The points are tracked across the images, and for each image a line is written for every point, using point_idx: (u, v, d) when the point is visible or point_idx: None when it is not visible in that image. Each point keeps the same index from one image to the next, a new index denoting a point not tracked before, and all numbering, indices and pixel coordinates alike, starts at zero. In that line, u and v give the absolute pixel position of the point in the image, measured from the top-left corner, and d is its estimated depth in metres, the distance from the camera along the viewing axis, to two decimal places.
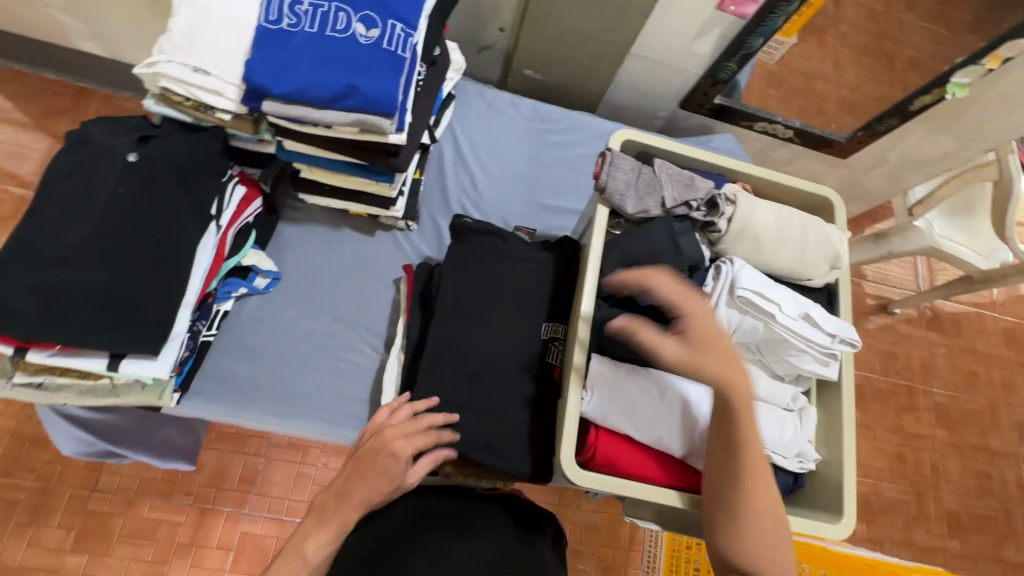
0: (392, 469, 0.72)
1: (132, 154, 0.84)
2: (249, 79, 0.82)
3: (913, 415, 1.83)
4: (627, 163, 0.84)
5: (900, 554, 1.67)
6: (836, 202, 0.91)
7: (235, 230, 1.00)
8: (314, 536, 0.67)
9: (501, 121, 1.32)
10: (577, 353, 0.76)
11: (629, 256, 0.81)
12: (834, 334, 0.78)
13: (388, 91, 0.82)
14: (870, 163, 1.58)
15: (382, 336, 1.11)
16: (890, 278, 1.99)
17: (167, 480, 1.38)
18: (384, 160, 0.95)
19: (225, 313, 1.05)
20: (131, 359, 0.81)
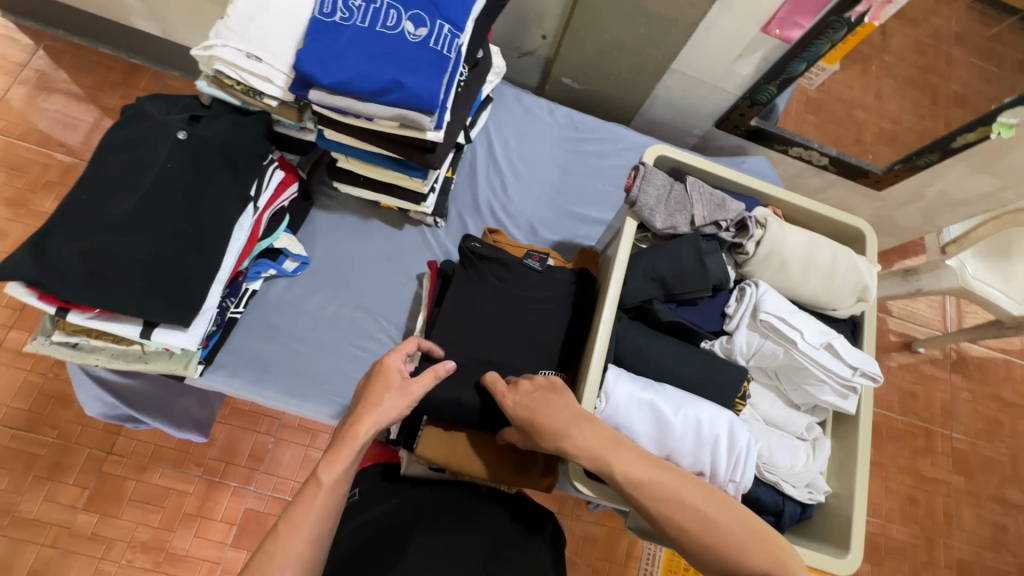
0: (394, 385, 0.76)
1: (182, 131, 0.87)
2: (299, 67, 0.84)
3: (929, 457, 1.78)
4: (659, 179, 0.85)
5: None
6: (869, 234, 0.90)
7: (271, 212, 1.03)
8: (327, 461, 0.68)
9: (536, 126, 1.33)
10: (594, 361, 0.77)
11: (655, 272, 0.82)
12: (855, 367, 0.77)
13: (432, 89, 0.84)
14: (905, 198, 1.56)
15: (401, 328, 1.12)
16: (916, 315, 1.95)
17: (180, 449, 1.42)
18: (420, 156, 0.97)
19: (254, 292, 1.08)
20: (163, 328, 0.84)
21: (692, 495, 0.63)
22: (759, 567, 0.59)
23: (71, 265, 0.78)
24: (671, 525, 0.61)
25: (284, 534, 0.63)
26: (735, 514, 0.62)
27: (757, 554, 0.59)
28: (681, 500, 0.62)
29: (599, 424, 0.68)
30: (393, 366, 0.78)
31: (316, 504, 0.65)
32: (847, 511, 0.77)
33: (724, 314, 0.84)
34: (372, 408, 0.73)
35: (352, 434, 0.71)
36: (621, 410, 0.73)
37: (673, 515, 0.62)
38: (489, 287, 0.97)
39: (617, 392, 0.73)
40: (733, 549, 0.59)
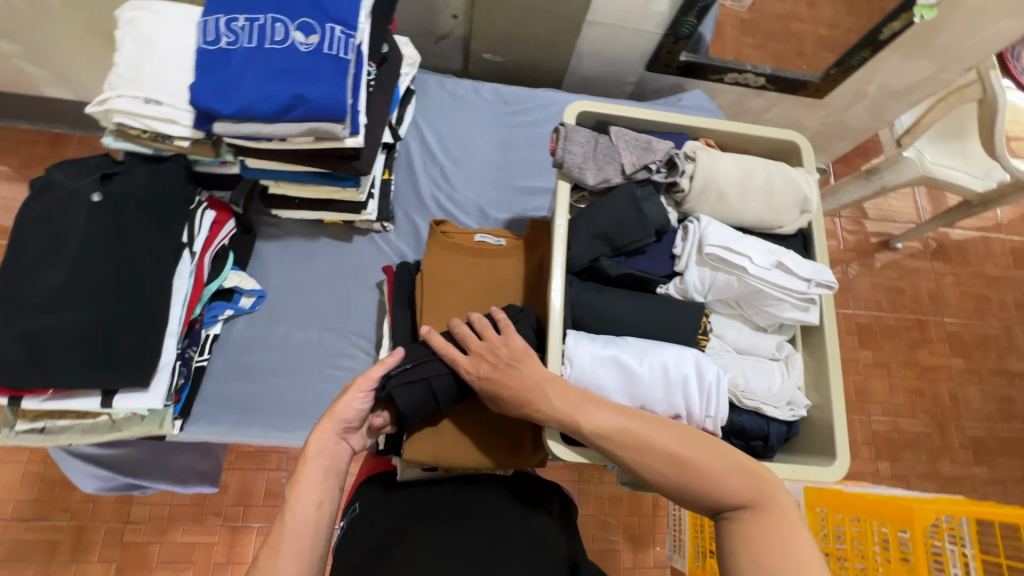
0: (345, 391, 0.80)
1: (96, 193, 0.85)
2: (196, 103, 0.82)
3: (926, 347, 1.82)
4: (582, 136, 0.83)
5: (927, 486, 1.68)
6: (804, 146, 0.90)
7: (211, 254, 1.00)
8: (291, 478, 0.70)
9: (466, 108, 1.31)
10: (552, 331, 0.76)
11: (597, 230, 0.81)
12: (809, 279, 0.78)
13: (336, 96, 0.82)
14: (850, 99, 1.55)
15: (373, 339, 1.12)
16: (889, 212, 1.96)
17: (196, 504, 1.42)
18: (346, 165, 0.95)
19: (216, 336, 1.06)
20: (123, 393, 0.83)
21: (672, 439, 0.63)
22: (736, 498, 0.59)
23: (13, 351, 0.77)
24: (649, 471, 0.62)
25: (266, 559, 0.63)
26: (711, 452, 0.62)
27: (731, 483, 0.60)
28: (654, 446, 0.63)
29: (563, 384, 0.68)
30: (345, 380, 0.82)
31: (289, 521, 0.66)
32: (828, 420, 0.78)
33: (673, 255, 0.83)
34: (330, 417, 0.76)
35: (312, 449, 0.73)
36: (585, 373, 0.73)
37: (646, 460, 0.63)
38: (440, 278, 0.96)
39: (579, 354, 0.73)
40: (710, 485, 0.60)
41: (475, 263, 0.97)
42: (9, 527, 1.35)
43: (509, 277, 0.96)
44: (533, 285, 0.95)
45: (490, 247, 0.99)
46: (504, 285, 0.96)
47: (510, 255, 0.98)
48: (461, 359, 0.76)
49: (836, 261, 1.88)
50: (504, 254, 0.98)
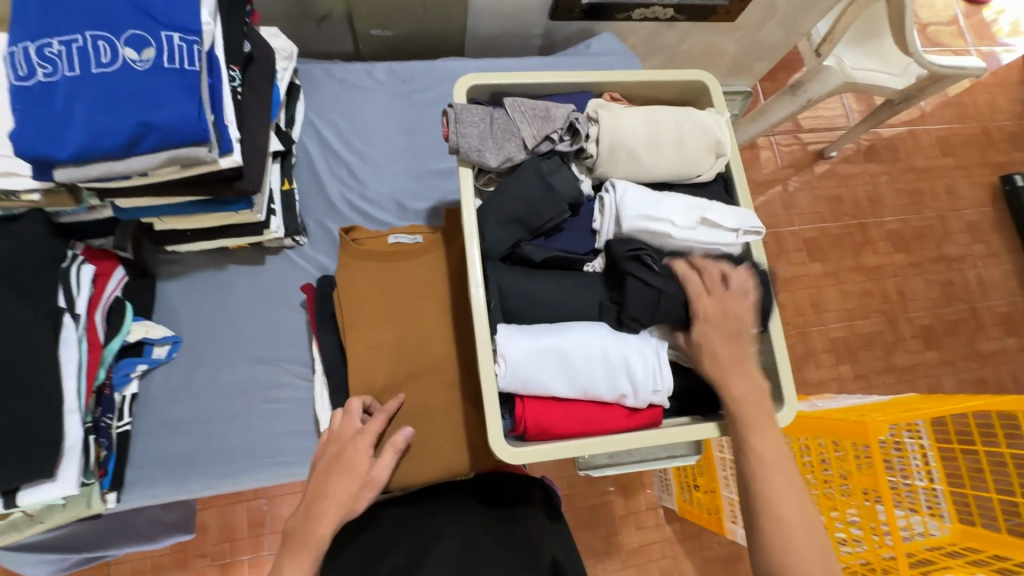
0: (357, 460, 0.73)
1: None
2: (23, 152, 0.70)
3: (869, 249, 1.86)
4: (474, 115, 0.76)
5: (885, 380, 1.76)
6: (711, 84, 0.85)
7: (102, 310, 0.91)
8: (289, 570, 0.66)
9: (362, 94, 1.20)
10: (479, 331, 0.71)
11: (509, 216, 0.75)
12: (736, 228, 0.75)
13: (189, 116, 0.72)
14: (761, 17, 1.50)
15: (309, 362, 1.05)
16: (820, 122, 1.95)
17: (178, 550, 1.38)
18: (228, 186, 0.86)
19: (135, 395, 0.98)
20: (27, 489, 0.75)
21: (798, 481, 0.67)
22: (789, 499, 0.66)
23: None
24: (745, 428, 0.68)
25: None
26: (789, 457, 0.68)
27: (792, 488, 0.67)
28: (758, 419, 0.68)
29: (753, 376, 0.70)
30: (343, 423, 0.78)
31: None
32: (772, 364, 0.77)
33: (593, 231, 0.78)
34: (337, 469, 0.72)
35: (313, 536, 0.67)
36: (523, 369, 0.69)
37: (748, 425, 0.68)
38: (361, 290, 0.89)
39: (511, 351, 0.69)
40: (778, 477, 0.67)
41: (392, 266, 0.91)
42: None
43: (432, 275, 0.90)
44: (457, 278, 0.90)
45: (405, 247, 0.92)
46: (427, 284, 0.90)
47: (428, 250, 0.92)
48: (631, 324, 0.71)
49: (774, 181, 1.88)
50: (422, 250, 0.91)
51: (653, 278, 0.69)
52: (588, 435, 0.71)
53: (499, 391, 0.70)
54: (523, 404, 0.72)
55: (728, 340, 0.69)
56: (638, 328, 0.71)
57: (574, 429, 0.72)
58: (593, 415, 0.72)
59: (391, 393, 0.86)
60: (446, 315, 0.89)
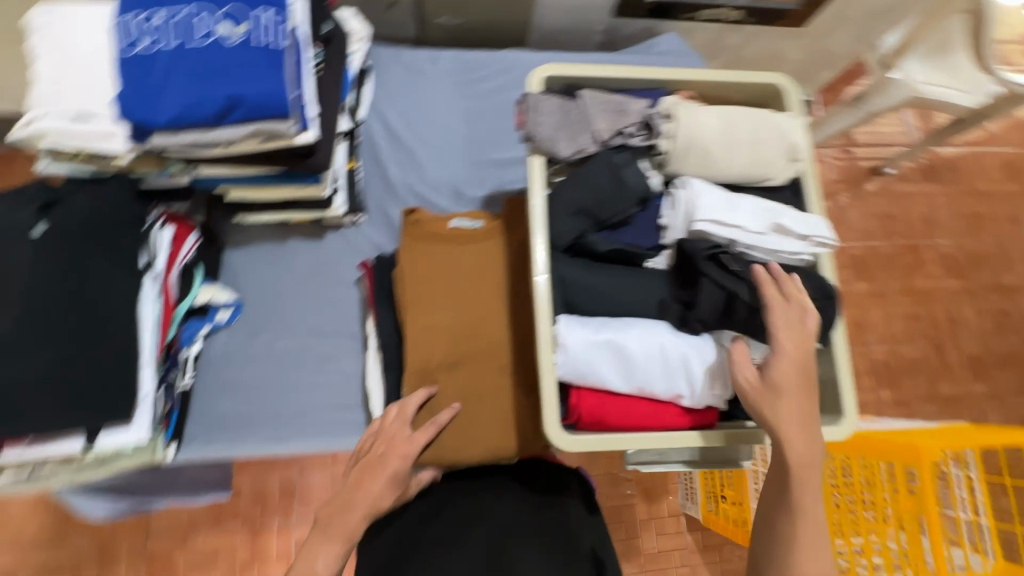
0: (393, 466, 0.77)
1: (39, 227, 0.80)
2: (125, 116, 0.74)
3: (921, 273, 1.79)
4: (550, 105, 0.77)
5: (927, 409, 1.70)
6: (788, 88, 0.84)
7: (177, 273, 0.95)
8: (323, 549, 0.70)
9: (427, 81, 1.22)
10: (540, 316, 0.72)
11: (578, 207, 0.76)
12: (807, 236, 0.74)
13: (278, 90, 0.75)
14: (831, 25, 1.45)
15: (359, 338, 1.08)
16: (878, 137, 1.88)
17: (214, 509, 1.44)
18: (301, 162, 0.89)
19: (198, 355, 1.03)
20: (108, 430, 0.81)
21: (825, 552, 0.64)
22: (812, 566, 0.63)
23: None
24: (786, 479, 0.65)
25: None
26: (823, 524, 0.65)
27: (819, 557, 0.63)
28: (803, 475, 0.65)
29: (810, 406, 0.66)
30: (394, 425, 0.81)
31: None
32: (833, 375, 0.76)
33: (659, 226, 0.78)
34: (378, 472, 0.76)
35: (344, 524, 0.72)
36: (583, 359, 0.69)
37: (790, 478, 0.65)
38: (421, 270, 0.91)
39: (572, 340, 0.70)
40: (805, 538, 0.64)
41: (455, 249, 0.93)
42: (31, 554, 1.37)
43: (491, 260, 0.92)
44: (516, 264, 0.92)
45: (468, 231, 0.94)
46: (487, 268, 0.92)
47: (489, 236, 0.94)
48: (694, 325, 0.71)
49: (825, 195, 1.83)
50: (484, 236, 0.94)
51: (725, 280, 0.69)
52: (642, 431, 0.71)
53: (557, 380, 0.71)
54: (578, 394, 0.72)
55: (793, 377, 0.65)
56: (699, 329, 0.71)
57: (628, 423, 0.72)
58: (649, 413, 0.72)
59: (444, 373, 0.87)
60: (503, 300, 0.90)
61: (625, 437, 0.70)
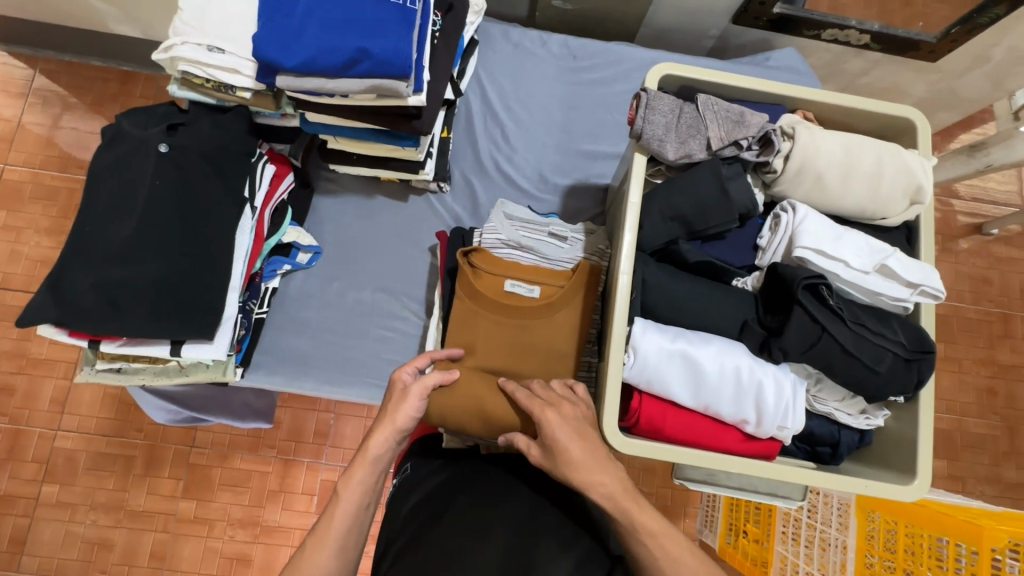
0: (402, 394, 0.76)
1: (163, 144, 0.85)
2: (259, 54, 0.79)
3: (1007, 344, 1.63)
4: (665, 103, 0.75)
5: (984, 490, 1.54)
6: (921, 124, 0.78)
7: (271, 208, 1.00)
8: (345, 476, 0.68)
9: (531, 61, 1.22)
10: (616, 316, 0.71)
11: (674, 210, 0.74)
12: (915, 285, 0.70)
13: (401, 49, 0.77)
14: (967, 64, 1.30)
15: (424, 302, 1.11)
16: (984, 193, 1.71)
17: (253, 435, 1.53)
18: (406, 123, 0.91)
19: (274, 290, 1.08)
20: (190, 344, 0.86)
21: None
22: None
23: (90, 299, 0.80)
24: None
25: (309, 551, 0.64)
26: None
27: None
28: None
29: None
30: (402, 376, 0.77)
31: (335, 521, 0.66)
32: (913, 433, 0.71)
33: (756, 246, 0.77)
34: (386, 423, 0.72)
35: (366, 451, 0.70)
36: (653, 365, 0.68)
37: None
38: (463, 334, 0.90)
39: (645, 344, 0.69)
40: None
41: (504, 319, 0.90)
42: (92, 440, 1.50)
43: (544, 345, 0.89)
44: (566, 355, 0.88)
45: (525, 302, 0.90)
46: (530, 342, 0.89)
47: (550, 314, 0.90)
48: (772, 350, 0.69)
49: None
50: (543, 314, 0.89)
51: (815, 310, 0.66)
52: (700, 448, 0.70)
53: (622, 381, 0.70)
54: (639, 398, 0.71)
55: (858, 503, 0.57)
56: (780, 358, 0.69)
57: (685, 437, 0.71)
58: (708, 432, 0.71)
59: (495, 365, 0.89)
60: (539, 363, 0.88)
61: (678, 450, 0.69)
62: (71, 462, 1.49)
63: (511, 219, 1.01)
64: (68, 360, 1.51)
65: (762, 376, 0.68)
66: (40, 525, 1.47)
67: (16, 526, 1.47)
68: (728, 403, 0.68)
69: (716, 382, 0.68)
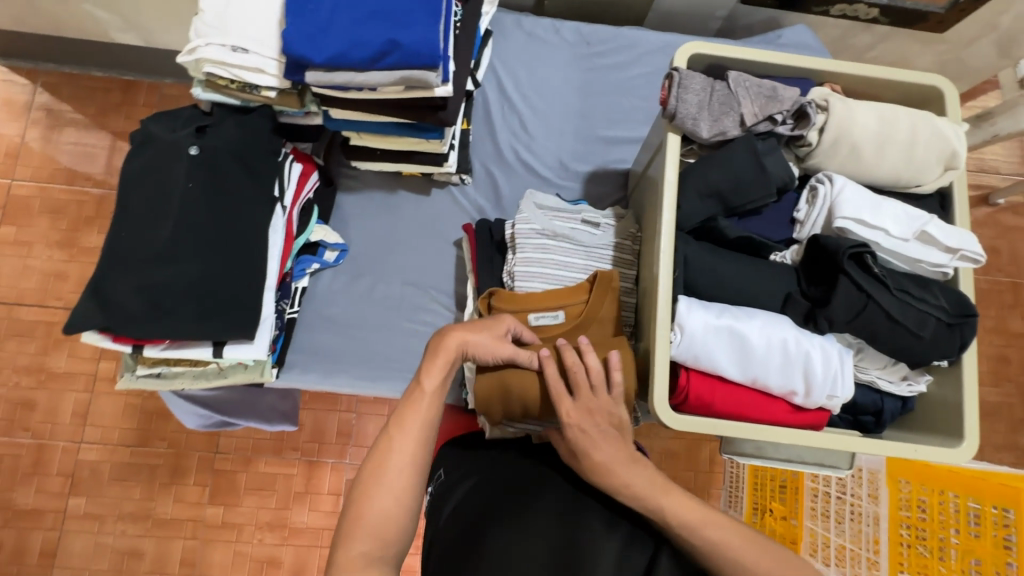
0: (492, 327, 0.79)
1: (194, 147, 0.85)
2: (288, 51, 0.79)
3: (1017, 312, 1.64)
4: (697, 81, 0.75)
5: (1002, 457, 1.56)
6: (949, 91, 0.79)
7: (299, 207, 1.00)
8: (425, 369, 0.71)
9: (544, 49, 1.22)
10: (661, 294, 0.71)
11: (711, 187, 0.74)
12: (954, 250, 0.70)
13: (431, 40, 0.77)
14: (975, 33, 1.30)
15: (453, 295, 1.11)
16: (988, 163, 1.72)
17: (276, 438, 1.53)
18: (433, 115, 0.91)
19: (304, 289, 1.09)
20: (232, 345, 0.86)
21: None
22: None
23: (131, 304, 0.80)
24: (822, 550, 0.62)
25: (386, 446, 0.66)
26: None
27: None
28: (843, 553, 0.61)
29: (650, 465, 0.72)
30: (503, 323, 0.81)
31: (418, 408, 0.68)
32: (959, 398, 0.72)
33: (794, 220, 0.77)
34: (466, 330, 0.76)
35: (443, 346, 0.73)
36: (701, 341, 0.69)
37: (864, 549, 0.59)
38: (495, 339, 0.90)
39: (692, 322, 0.69)
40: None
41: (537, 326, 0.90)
42: (116, 451, 1.50)
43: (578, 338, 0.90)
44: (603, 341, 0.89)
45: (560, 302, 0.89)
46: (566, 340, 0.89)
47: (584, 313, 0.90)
48: (819, 319, 0.69)
49: None
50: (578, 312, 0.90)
51: (862, 278, 0.67)
52: (750, 421, 0.71)
53: (669, 359, 0.71)
54: (686, 375, 0.72)
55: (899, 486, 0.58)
56: (826, 329, 0.70)
57: (734, 411, 0.71)
58: (756, 405, 0.71)
59: None
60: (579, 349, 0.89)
61: (729, 424, 0.69)
62: (96, 474, 1.49)
63: (542, 208, 1.01)
64: (87, 373, 1.51)
65: (810, 347, 0.68)
66: (69, 537, 1.47)
67: (45, 540, 1.47)
68: (776, 374, 0.69)
69: (765, 354, 0.69)
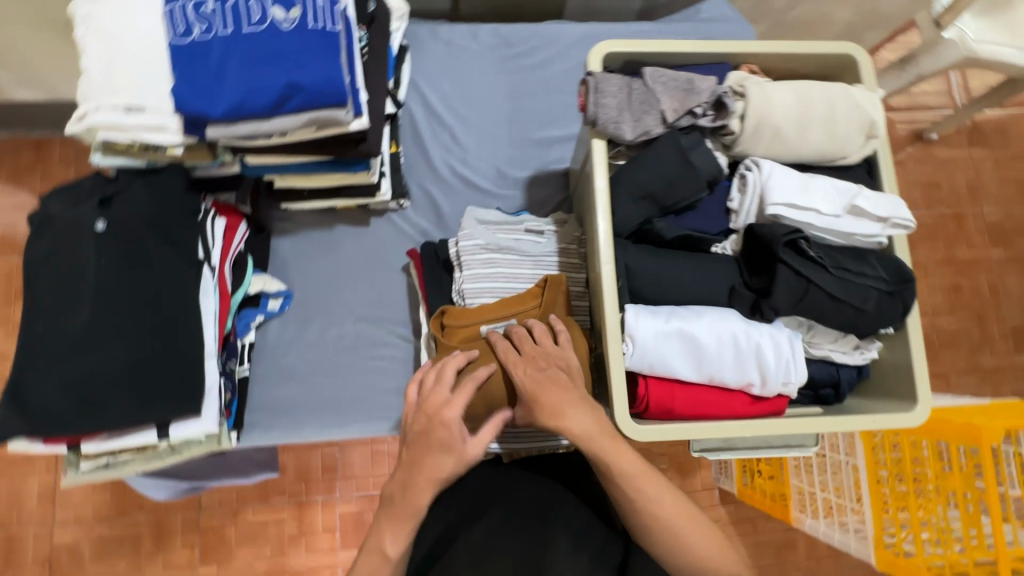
0: (453, 444, 0.68)
1: (99, 221, 0.80)
2: (182, 108, 0.74)
3: (963, 242, 1.69)
4: (613, 84, 0.73)
5: (967, 383, 1.62)
6: (861, 58, 0.79)
7: (230, 262, 0.96)
8: (388, 534, 0.68)
9: (465, 57, 1.18)
10: (607, 306, 0.70)
11: (642, 189, 0.73)
12: (885, 218, 0.71)
13: (334, 78, 0.74)
14: None
15: (409, 324, 1.08)
16: (918, 101, 1.76)
17: (260, 486, 1.48)
18: (354, 149, 0.87)
19: (252, 344, 1.04)
20: (177, 424, 0.82)
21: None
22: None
23: (60, 402, 0.75)
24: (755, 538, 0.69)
25: None
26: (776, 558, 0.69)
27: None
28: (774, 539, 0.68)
29: None
30: (451, 421, 0.68)
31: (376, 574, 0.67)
32: (907, 360, 0.74)
33: (729, 209, 0.77)
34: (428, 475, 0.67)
35: (407, 506, 0.67)
36: (653, 349, 0.68)
37: None
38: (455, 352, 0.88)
39: (641, 331, 0.68)
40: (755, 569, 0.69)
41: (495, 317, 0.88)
42: (93, 527, 1.43)
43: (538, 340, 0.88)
44: None
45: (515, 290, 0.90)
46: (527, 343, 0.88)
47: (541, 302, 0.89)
48: (766, 309, 0.69)
49: None
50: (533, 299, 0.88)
51: (798, 263, 0.67)
52: (713, 418, 0.71)
53: (626, 371, 0.70)
54: (644, 383, 0.72)
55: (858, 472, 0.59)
56: (772, 317, 0.70)
57: (697, 411, 0.71)
58: (717, 401, 0.71)
59: None
60: None
61: (692, 425, 0.69)
62: (76, 554, 1.42)
63: (484, 224, 0.99)
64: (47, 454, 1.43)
65: (760, 338, 0.68)
66: None
67: None
68: (731, 369, 0.69)
69: (717, 351, 0.68)
